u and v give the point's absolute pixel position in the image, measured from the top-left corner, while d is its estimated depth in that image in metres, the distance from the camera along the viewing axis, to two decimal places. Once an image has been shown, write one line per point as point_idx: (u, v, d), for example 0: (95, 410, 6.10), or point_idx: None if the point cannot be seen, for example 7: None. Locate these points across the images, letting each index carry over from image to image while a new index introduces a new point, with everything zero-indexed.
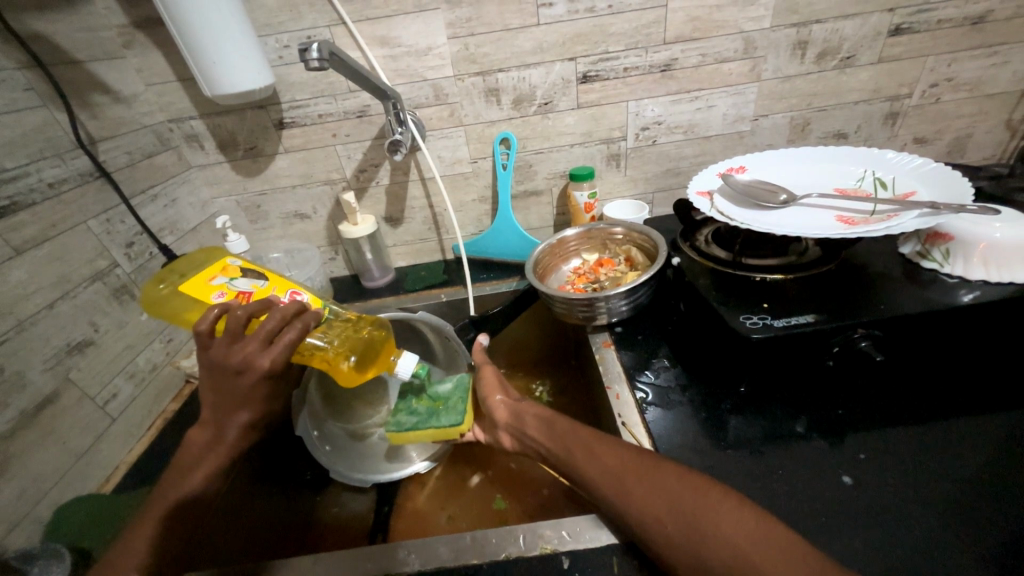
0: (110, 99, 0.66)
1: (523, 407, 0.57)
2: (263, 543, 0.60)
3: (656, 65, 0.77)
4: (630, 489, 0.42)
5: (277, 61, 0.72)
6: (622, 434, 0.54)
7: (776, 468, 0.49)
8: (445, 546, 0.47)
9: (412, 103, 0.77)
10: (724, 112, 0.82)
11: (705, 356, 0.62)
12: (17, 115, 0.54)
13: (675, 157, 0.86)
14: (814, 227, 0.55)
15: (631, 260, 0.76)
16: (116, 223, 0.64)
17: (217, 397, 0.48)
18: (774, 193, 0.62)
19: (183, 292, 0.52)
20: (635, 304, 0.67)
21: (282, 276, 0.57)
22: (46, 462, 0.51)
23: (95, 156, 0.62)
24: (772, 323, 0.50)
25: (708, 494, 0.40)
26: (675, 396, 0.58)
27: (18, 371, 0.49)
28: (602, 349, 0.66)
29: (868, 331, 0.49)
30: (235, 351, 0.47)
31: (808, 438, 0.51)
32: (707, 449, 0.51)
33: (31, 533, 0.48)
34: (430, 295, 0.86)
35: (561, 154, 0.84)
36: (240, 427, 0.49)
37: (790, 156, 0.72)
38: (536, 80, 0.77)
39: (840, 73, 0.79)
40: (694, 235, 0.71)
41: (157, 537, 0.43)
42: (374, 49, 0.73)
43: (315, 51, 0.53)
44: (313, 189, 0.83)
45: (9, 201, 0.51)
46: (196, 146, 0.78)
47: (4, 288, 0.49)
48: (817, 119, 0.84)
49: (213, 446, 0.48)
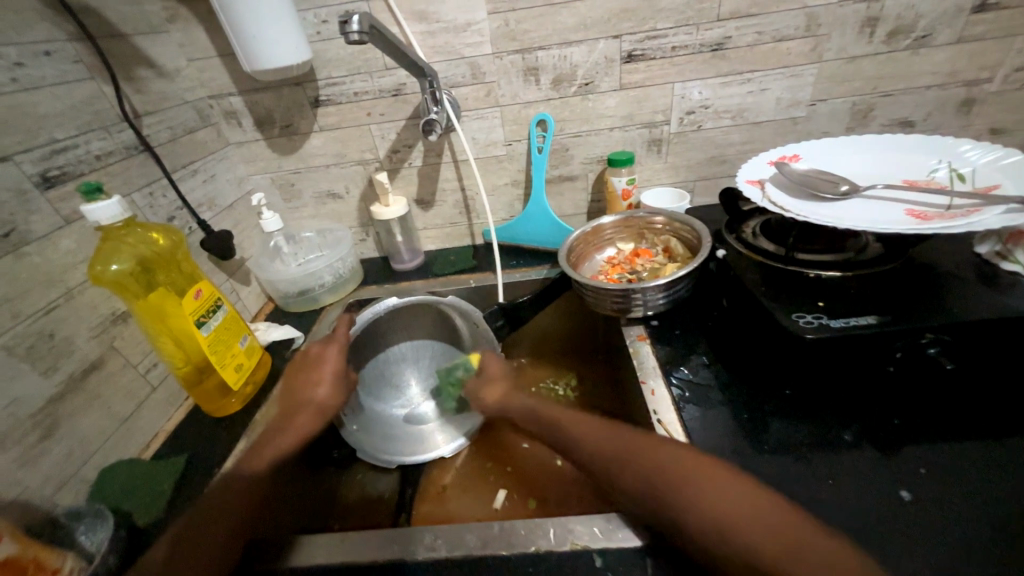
0: (154, 73, 0.67)
1: (520, 396, 0.58)
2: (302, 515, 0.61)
3: (707, 44, 0.72)
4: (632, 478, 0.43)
5: (315, 36, 0.71)
6: (657, 431, 0.52)
7: (826, 477, 0.45)
8: (473, 534, 0.46)
9: (448, 82, 0.75)
10: (778, 96, 0.77)
11: (747, 355, 0.58)
12: (66, 86, 0.54)
13: (721, 144, 0.81)
14: (880, 222, 0.51)
15: (669, 251, 0.73)
16: (158, 196, 0.65)
17: (289, 393, 0.61)
18: (834, 183, 0.58)
19: (199, 370, 0.60)
20: (673, 297, 0.64)
21: (206, 306, 0.58)
22: (92, 426, 0.52)
23: (139, 129, 0.63)
24: (830, 323, 0.47)
25: (704, 483, 0.41)
26: (713, 396, 0.55)
27: (66, 337, 0.50)
28: (637, 343, 0.64)
29: (937, 336, 0.44)
30: (316, 355, 0.63)
31: (859, 447, 0.47)
32: (746, 453, 0.48)
33: (76, 494, 0.50)
34: (459, 280, 0.85)
35: (600, 138, 0.80)
36: (309, 417, 0.58)
37: (852, 143, 0.66)
38: (577, 58, 0.73)
39: (912, 54, 0.72)
40: (741, 226, 0.67)
41: (228, 505, 0.46)
42: (412, 25, 0.71)
43: (355, 23, 0.52)
44: (346, 169, 0.83)
45: (58, 171, 0.52)
46: (234, 123, 0.78)
47: (54, 256, 0.50)
48: (882, 105, 0.77)
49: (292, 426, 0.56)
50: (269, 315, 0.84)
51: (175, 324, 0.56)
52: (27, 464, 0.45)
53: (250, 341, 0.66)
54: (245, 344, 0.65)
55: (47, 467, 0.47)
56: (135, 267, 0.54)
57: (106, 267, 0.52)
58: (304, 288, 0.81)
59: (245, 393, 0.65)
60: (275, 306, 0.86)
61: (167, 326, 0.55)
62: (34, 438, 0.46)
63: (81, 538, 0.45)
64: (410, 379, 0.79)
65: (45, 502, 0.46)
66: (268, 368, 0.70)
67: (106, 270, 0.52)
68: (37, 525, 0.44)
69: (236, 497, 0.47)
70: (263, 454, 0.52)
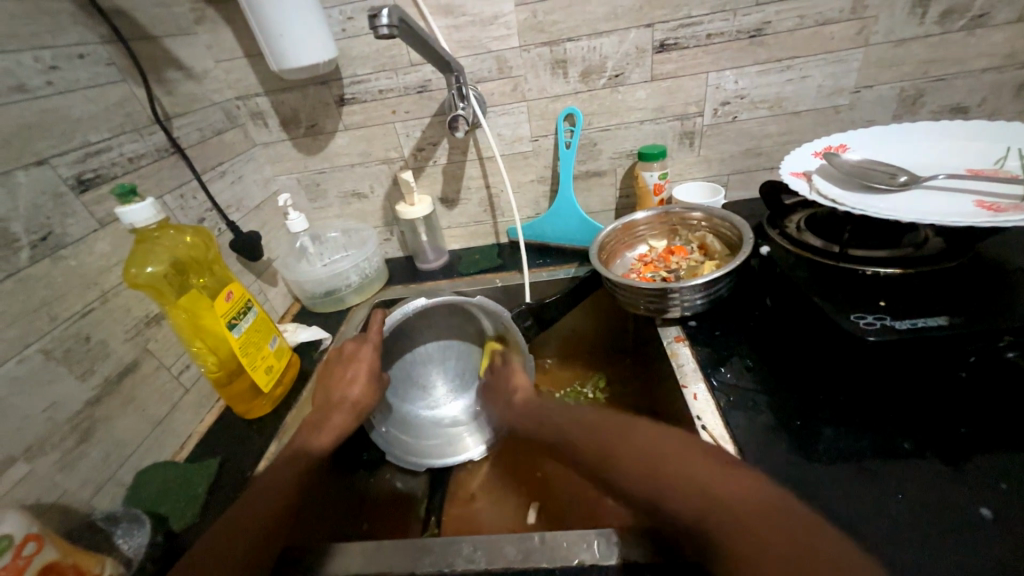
0: (183, 75, 0.67)
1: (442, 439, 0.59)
2: (344, 521, 0.61)
3: (744, 31, 0.69)
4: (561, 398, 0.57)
5: (340, 34, 0.70)
6: (702, 439, 0.49)
7: (894, 491, 0.42)
8: (512, 546, 0.45)
9: (474, 77, 0.74)
10: (819, 84, 0.73)
11: (795, 357, 0.55)
12: (99, 89, 0.54)
13: (757, 135, 0.78)
14: (946, 213, 0.47)
15: (705, 248, 0.70)
16: (188, 198, 0.65)
17: (323, 392, 0.60)
18: (889, 174, 0.54)
19: (228, 373, 0.59)
20: (712, 297, 0.61)
21: (238, 307, 0.58)
22: (128, 428, 0.52)
23: (170, 131, 0.63)
24: (894, 325, 0.43)
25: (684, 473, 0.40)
26: (760, 400, 0.52)
27: (102, 340, 0.51)
28: (675, 345, 0.61)
29: (1016, 339, 0.41)
30: (350, 354, 0.62)
31: (922, 457, 0.44)
32: (802, 462, 0.45)
33: (113, 496, 0.50)
34: (485, 279, 0.84)
35: (630, 131, 0.78)
36: (342, 415, 0.57)
37: (903, 132, 0.63)
38: (607, 50, 0.71)
39: (968, 35, 0.68)
40: (784, 221, 0.63)
41: (264, 499, 0.46)
42: (437, 19, 0.69)
43: (385, 16, 0.50)
44: (371, 168, 0.82)
45: (94, 173, 0.52)
46: (261, 124, 0.78)
47: (89, 259, 0.51)
48: (932, 90, 0.73)
49: (326, 423, 0.56)
50: (295, 316, 0.83)
51: (208, 325, 0.55)
52: (67, 467, 0.45)
53: (280, 342, 0.66)
54: (275, 347, 0.64)
55: (85, 470, 0.47)
56: (169, 268, 0.54)
57: (141, 270, 0.52)
58: (331, 289, 0.81)
59: (275, 395, 0.64)
60: (302, 306, 0.85)
61: (199, 326, 0.55)
62: (73, 441, 0.46)
63: (119, 542, 0.45)
64: (436, 380, 0.76)
65: (84, 505, 0.46)
66: (297, 370, 0.69)
67: (140, 272, 0.52)
68: (77, 529, 0.44)
69: (274, 492, 0.47)
70: (296, 450, 0.52)
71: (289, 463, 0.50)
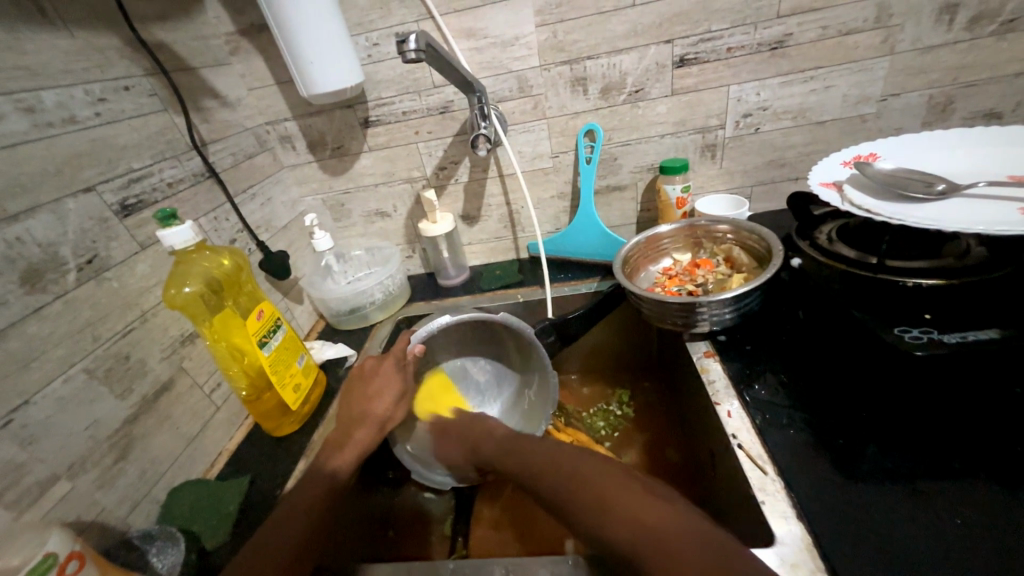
0: (218, 103, 0.70)
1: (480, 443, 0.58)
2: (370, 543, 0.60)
3: (766, 43, 0.69)
4: (560, 499, 0.43)
5: (366, 60, 0.73)
6: (739, 458, 0.48)
7: (950, 514, 0.39)
8: (546, 569, 0.43)
9: (495, 97, 0.75)
10: (844, 92, 0.72)
11: (834, 373, 0.53)
12: (143, 119, 0.57)
13: (781, 146, 0.77)
14: (992, 221, 0.46)
15: (732, 261, 0.69)
16: (221, 220, 0.67)
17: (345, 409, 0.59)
18: (925, 182, 0.53)
19: (257, 393, 0.60)
20: (741, 311, 0.59)
21: (269, 325, 0.59)
22: (162, 446, 0.53)
23: (205, 157, 0.66)
24: (943, 338, 0.42)
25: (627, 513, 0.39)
26: (798, 417, 0.50)
27: (141, 359, 0.52)
28: (705, 360, 0.60)
29: None
30: (374, 372, 0.61)
31: (977, 478, 0.41)
32: (846, 482, 0.43)
33: (148, 514, 0.50)
34: (507, 295, 0.84)
35: (650, 145, 0.78)
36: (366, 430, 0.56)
37: (936, 139, 0.61)
38: (627, 66, 0.71)
39: (999, 40, 0.66)
40: (814, 231, 0.62)
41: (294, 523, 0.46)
42: (460, 42, 0.71)
43: (413, 41, 0.52)
44: (394, 187, 0.84)
45: (136, 199, 0.54)
46: (289, 147, 0.81)
47: (131, 280, 0.53)
48: (963, 96, 0.71)
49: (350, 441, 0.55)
50: (320, 333, 0.85)
51: (239, 343, 0.56)
52: (105, 485, 0.46)
53: (307, 360, 0.66)
54: (302, 364, 0.65)
55: (122, 487, 0.48)
56: (205, 288, 0.55)
57: (179, 290, 0.54)
58: (356, 306, 0.82)
59: (302, 413, 0.65)
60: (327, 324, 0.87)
61: (231, 345, 0.56)
62: (111, 459, 0.47)
63: (153, 560, 0.45)
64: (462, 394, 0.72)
65: (120, 523, 0.47)
66: (323, 387, 0.70)
67: (180, 292, 0.54)
68: (115, 547, 0.45)
69: (302, 512, 0.47)
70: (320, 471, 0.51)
71: (314, 484, 0.50)
